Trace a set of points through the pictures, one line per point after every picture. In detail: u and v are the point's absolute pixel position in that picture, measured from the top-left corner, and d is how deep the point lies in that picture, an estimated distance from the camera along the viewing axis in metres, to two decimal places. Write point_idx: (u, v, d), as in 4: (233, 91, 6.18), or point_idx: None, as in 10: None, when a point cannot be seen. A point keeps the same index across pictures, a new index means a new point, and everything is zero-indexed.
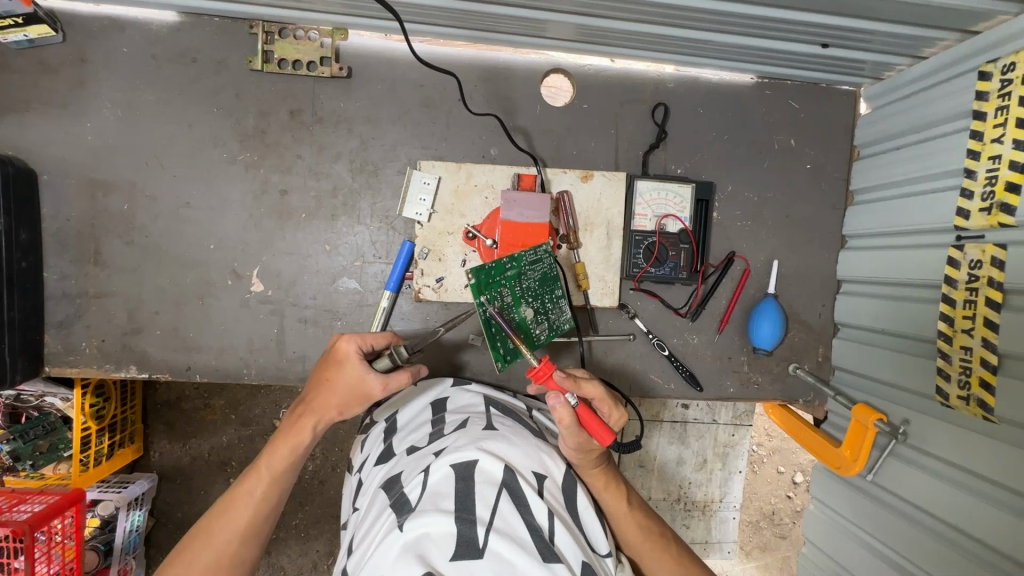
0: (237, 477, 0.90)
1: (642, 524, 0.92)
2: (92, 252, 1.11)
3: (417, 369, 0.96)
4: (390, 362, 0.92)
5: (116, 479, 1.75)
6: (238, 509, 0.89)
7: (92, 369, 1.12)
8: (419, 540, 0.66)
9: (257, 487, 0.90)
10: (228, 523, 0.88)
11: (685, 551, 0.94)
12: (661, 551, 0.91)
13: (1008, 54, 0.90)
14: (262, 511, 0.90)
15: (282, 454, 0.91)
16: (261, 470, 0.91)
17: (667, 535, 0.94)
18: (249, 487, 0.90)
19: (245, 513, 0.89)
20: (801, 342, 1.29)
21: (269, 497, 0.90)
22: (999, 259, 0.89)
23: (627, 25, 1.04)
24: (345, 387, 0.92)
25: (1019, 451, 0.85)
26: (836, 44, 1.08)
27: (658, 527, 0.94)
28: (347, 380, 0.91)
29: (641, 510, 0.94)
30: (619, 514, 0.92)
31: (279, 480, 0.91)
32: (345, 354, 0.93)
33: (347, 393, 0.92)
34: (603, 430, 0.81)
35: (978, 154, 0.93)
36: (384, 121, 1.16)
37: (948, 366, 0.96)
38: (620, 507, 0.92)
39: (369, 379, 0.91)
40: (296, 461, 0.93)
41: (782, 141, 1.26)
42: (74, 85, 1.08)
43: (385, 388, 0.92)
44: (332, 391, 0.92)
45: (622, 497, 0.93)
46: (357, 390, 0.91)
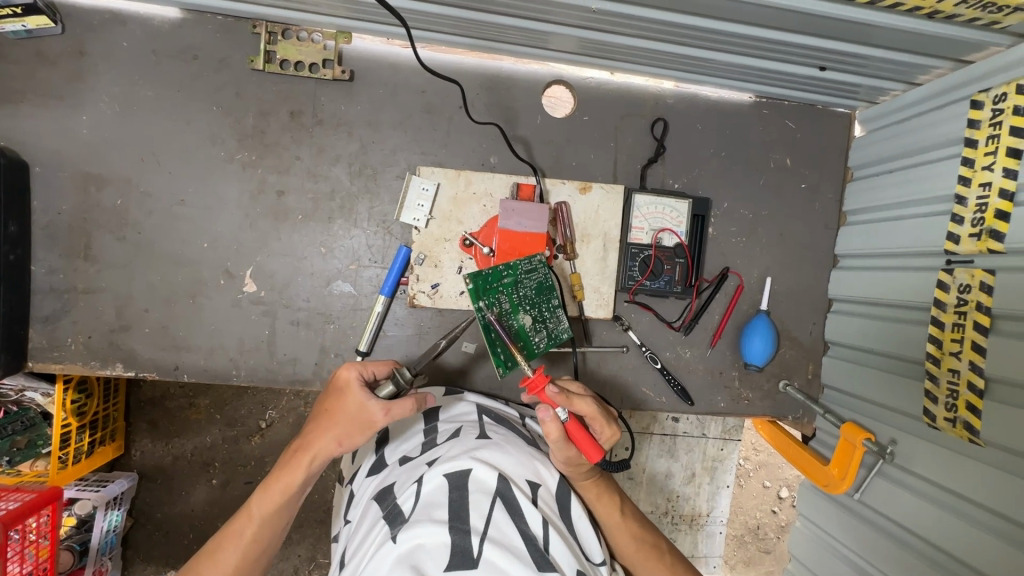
0: (227, 517, 0.84)
1: (637, 535, 0.92)
2: (82, 247, 1.09)
3: (422, 397, 0.91)
4: (393, 387, 0.89)
5: (94, 478, 1.71)
6: (226, 552, 0.82)
7: (77, 365, 1.10)
8: (412, 551, 0.65)
9: (246, 529, 0.83)
10: (215, 568, 0.81)
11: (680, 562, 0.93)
12: (655, 562, 0.91)
13: (999, 84, 0.92)
14: (252, 555, 0.83)
15: (276, 493, 0.85)
16: (251, 509, 0.84)
17: (662, 546, 0.93)
18: (238, 528, 0.84)
19: (232, 556, 0.82)
20: (792, 359, 1.30)
21: (259, 539, 0.84)
22: (987, 284, 0.91)
23: (630, 40, 1.05)
24: (346, 417, 0.87)
25: (1004, 475, 0.86)
26: (833, 67, 1.09)
27: (652, 538, 0.93)
28: (348, 409, 0.87)
29: (635, 519, 0.94)
30: (612, 525, 0.92)
31: (269, 521, 0.84)
32: (346, 381, 0.90)
33: (348, 424, 0.87)
34: (591, 448, 0.81)
35: (968, 181, 0.95)
36: (384, 126, 1.16)
37: (935, 388, 0.98)
38: (613, 517, 0.91)
39: (370, 406, 0.86)
40: (289, 501, 0.86)
41: (778, 160, 1.28)
42: (72, 78, 1.07)
43: (387, 415, 0.86)
44: (331, 422, 0.87)
45: (616, 507, 0.93)
46: (358, 419, 0.86)
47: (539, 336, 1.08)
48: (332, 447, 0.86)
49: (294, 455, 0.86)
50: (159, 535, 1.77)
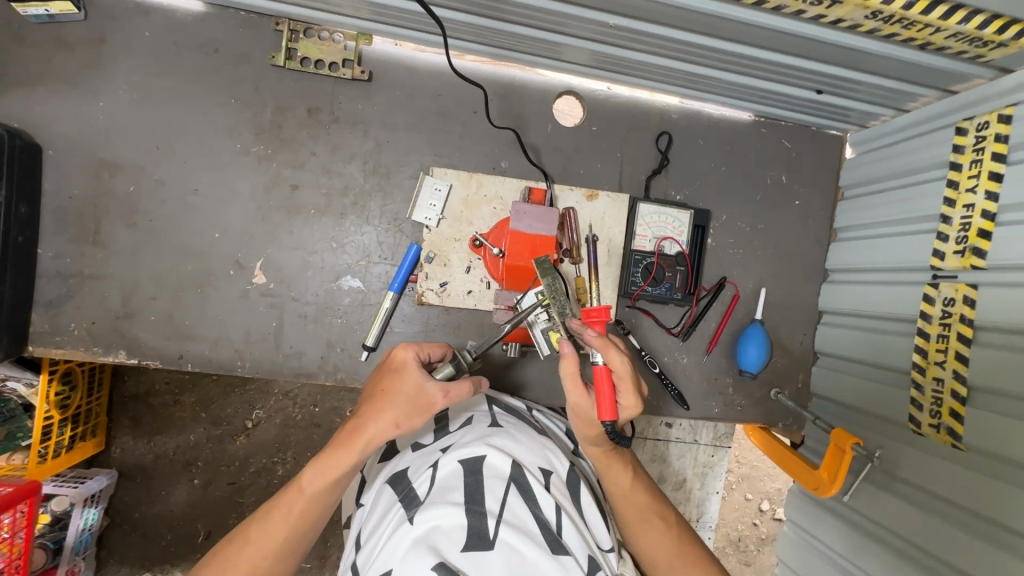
0: (279, 488, 0.85)
1: (644, 506, 0.96)
2: (91, 233, 1.09)
3: (478, 381, 0.90)
4: (451, 369, 0.90)
5: (72, 474, 1.67)
6: (277, 522, 0.83)
7: (78, 352, 1.09)
8: (429, 533, 0.67)
9: (297, 502, 0.83)
10: (267, 535, 0.82)
11: (686, 537, 0.95)
12: (660, 533, 0.94)
13: (982, 113, 0.99)
14: (302, 526, 0.84)
15: (328, 471, 0.83)
16: (303, 484, 0.83)
17: (669, 518, 0.96)
18: (289, 500, 0.84)
19: (284, 526, 0.83)
20: (783, 368, 1.35)
21: (309, 513, 0.84)
22: (970, 298, 0.97)
23: (641, 56, 1.10)
24: (402, 398, 0.85)
25: (984, 478, 0.91)
26: (830, 91, 1.16)
27: (660, 510, 0.97)
28: (404, 389, 0.86)
29: (641, 490, 0.97)
30: (622, 493, 0.96)
31: (321, 497, 0.84)
32: (403, 361, 0.89)
33: (403, 405, 0.85)
34: (608, 401, 0.84)
35: (953, 202, 1.01)
36: (399, 126, 1.18)
37: (920, 396, 1.03)
38: (623, 486, 0.95)
39: (428, 388, 0.85)
40: (340, 480, 0.84)
41: (774, 176, 1.34)
42: (91, 64, 1.08)
43: (446, 397, 0.85)
44: (386, 402, 0.85)
45: (627, 478, 0.96)
46: (415, 400, 0.85)
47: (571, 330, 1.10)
48: (389, 430, 0.84)
49: (347, 435, 0.85)
50: (136, 535, 1.74)
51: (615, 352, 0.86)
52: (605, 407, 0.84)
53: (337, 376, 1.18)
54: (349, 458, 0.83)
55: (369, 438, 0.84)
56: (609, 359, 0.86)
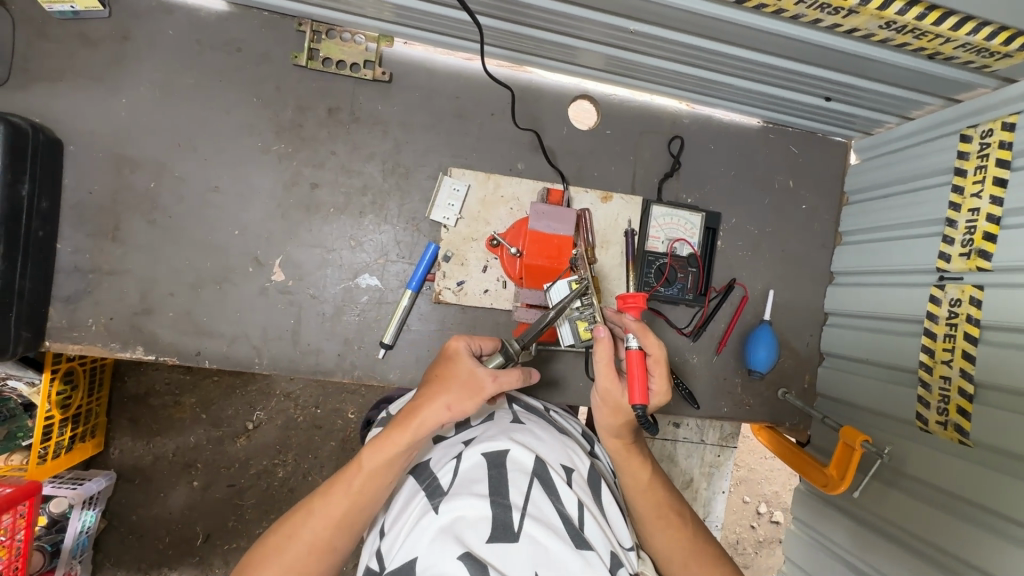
0: (338, 465, 0.84)
1: (660, 502, 0.96)
2: (111, 228, 1.09)
3: (528, 371, 0.95)
4: (502, 359, 0.94)
5: (70, 475, 1.65)
6: (335, 498, 0.81)
7: (95, 347, 1.09)
8: (454, 522, 0.68)
9: (354, 479, 0.82)
10: (325, 510, 0.81)
11: (701, 535, 0.96)
12: (675, 530, 0.94)
13: (986, 121, 1.03)
14: (358, 505, 0.82)
15: (385, 450, 0.82)
16: (361, 461, 0.82)
17: (685, 515, 0.97)
18: (347, 477, 0.82)
19: (342, 503, 0.81)
20: (790, 368, 1.38)
21: (365, 492, 0.82)
22: (976, 298, 1.00)
23: (656, 61, 1.13)
24: (458, 381, 0.87)
25: (992, 473, 0.93)
26: (838, 98, 1.19)
27: (676, 507, 0.97)
28: (459, 375, 0.87)
29: (659, 486, 0.97)
30: (638, 488, 0.96)
31: (377, 477, 0.82)
32: (455, 350, 0.92)
33: (459, 387, 0.86)
34: (637, 381, 0.88)
35: (959, 206, 1.05)
36: (418, 127, 1.20)
37: (928, 394, 1.06)
38: (640, 482, 0.95)
39: (481, 373, 0.87)
40: (397, 460, 0.82)
41: (781, 181, 1.38)
42: (115, 60, 1.08)
43: (496, 383, 0.87)
44: (443, 384, 0.87)
45: (646, 471, 0.97)
46: (469, 385, 0.86)
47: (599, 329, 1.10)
48: (442, 413, 0.83)
49: (403, 416, 0.84)
50: (133, 538, 1.72)
51: (652, 338, 0.91)
52: (637, 389, 0.88)
53: (353, 374, 1.18)
54: (404, 438, 0.82)
55: (423, 420, 0.82)
56: (644, 343, 0.92)
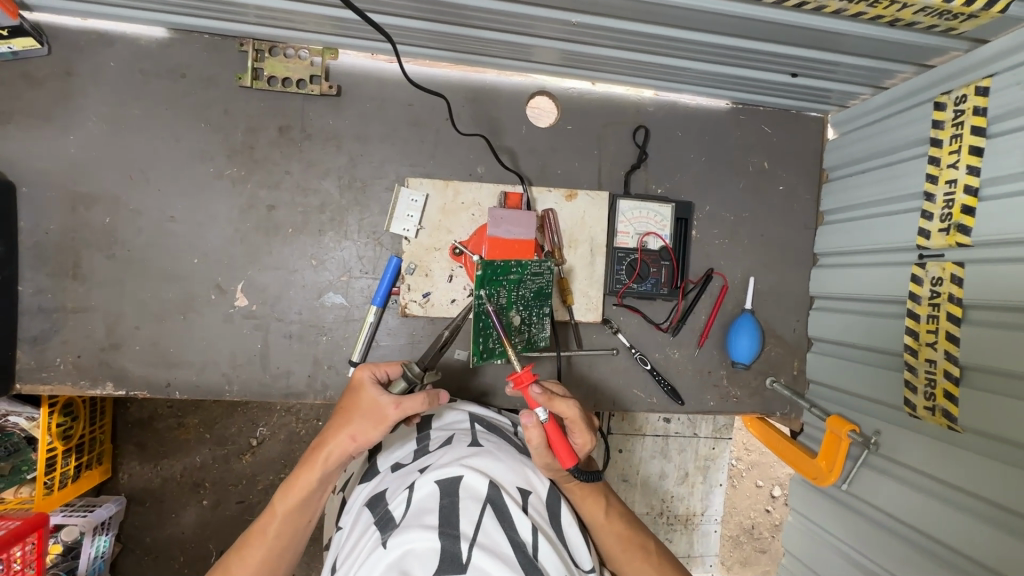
0: (254, 514, 0.87)
1: (620, 535, 0.92)
2: (72, 267, 1.09)
3: (434, 393, 0.90)
4: (405, 384, 0.91)
5: (81, 503, 1.65)
6: (254, 546, 0.85)
7: (66, 386, 1.10)
8: (402, 557, 0.66)
9: (269, 526, 0.85)
10: (244, 560, 0.84)
11: (668, 565, 0.93)
12: (638, 563, 0.90)
13: (959, 86, 0.97)
14: (278, 549, 0.86)
15: (295, 491, 0.86)
16: (274, 507, 0.86)
17: (649, 547, 0.93)
18: (262, 525, 0.86)
19: (259, 551, 0.85)
20: (777, 356, 1.33)
21: (283, 535, 0.86)
22: (958, 276, 0.95)
23: (608, 51, 1.09)
24: (361, 413, 0.87)
25: (982, 459, 0.89)
26: (805, 73, 1.14)
27: (639, 539, 0.93)
28: (361, 405, 0.88)
29: (621, 521, 0.94)
30: (593, 525, 0.93)
31: (292, 518, 0.86)
32: (359, 380, 0.91)
33: (361, 419, 0.86)
34: (564, 454, 0.81)
35: (936, 178, 0.99)
36: (372, 138, 1.17)
37: (914, 378, 1.01)
38: (594, 517, 0.92)
39: (383, 401, 0.86)
40: (310, 499, 0.86)
41: (756, 163, 1.32)
42: (60, 98, 1.07)
43: (399, 409, 0.85)
44: (346, 418, 0.87)
45: (601, 508, 0.93)
46: (371, 414, 0.86)
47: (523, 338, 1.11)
48: (347, 444, 0.85)
49: (312, 453, 0.88)
50: (149, 560, 1.72)
51: (560, 402, 0.86)
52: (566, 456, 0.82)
53: (326, 394, 1.17)
54: (312, 476, 0.85)
55: (329, 452, 0.86)
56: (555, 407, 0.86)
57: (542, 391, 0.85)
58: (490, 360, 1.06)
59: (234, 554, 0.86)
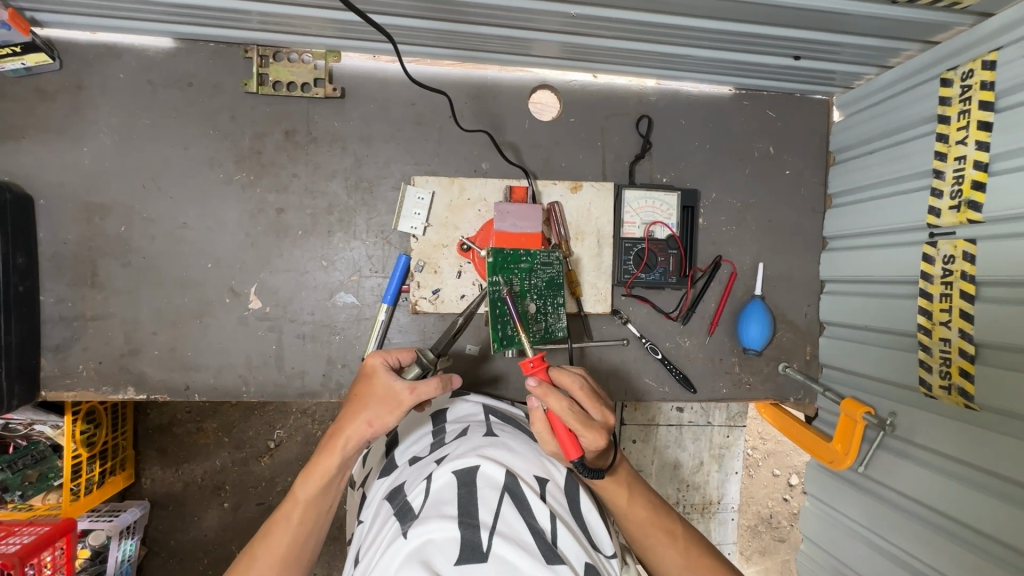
0: (276, 502, 0.88)
1: (646, 522, 0.91)
2: (90, 275, 1.12)
3: (447, 377, 0.91)
4: (420, 369, 0.92)
5: (106, 508, 1.69)
6: (277, 534, 0.86)
7: (88, 392, 1.13)
8: (422, 546, 0.67)
9: (293, 512, 0.87)
10: (269, 548, 0.85)
11: (696, 545, 0.92)
12: (667, 548, 0.91)
13: (966, 62, 0.96)
14: (301, 536, 0.87)
15: (315, 477, 0.87)
16: (296, 493, 0.88)
17: (675, 530, 0.93)
18: (285, 511, 0.88)
19: (284, 538, 0.86)
20: (789, 342, 1.33)
21: (306, 522, 0.87)
22: (970, 253, 0.94)
23: (609, 41, 1.09)
24: (375, 398, 0.89)
25: (1001, 437, 0.88)
26: (807, 56, 1.13)
27: (665, 522, 0.93)
28: (376, 391, 0.89)
29: (646, 506, 0.93)
30: (619, 513, 0.92)
31: (316, 503, 0.88)
32: (372, 367, 0.92)
33: (376, 404, 0.88)
34: (568, 445, 0.80)
35: (945, 155, 0.98)
36: (377, 139, 1.19)
37: (929, 358, 1.01)
38: (621, 507, 0.91)
39: (397, 386, 0.88)
40: (330, 484, 0.88)
41: (761, 149, 1.32)
42: (71, 111, 1.10)
43: (413, 393, 0.87)
44: (361, 404, 0.89)
45: (624, 495, 0.92)
46: (386, 399, 0.88)
47: (540, 327, 1.10)
48: (364, 429, 0.87)
49: (329, 439, 0.89)
50: (174, 562, 1.76)
51: (556, 399, 0.81)
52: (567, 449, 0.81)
53: (340, 393, 1.18)
54: (332, 461, 0.87)
55: (347, 438, 0.87)
56: (552, 405, 0.81)
57: (537, 384, 0.81)
58: (509, 348, 1.05)
59: (256, 543, 0.87)
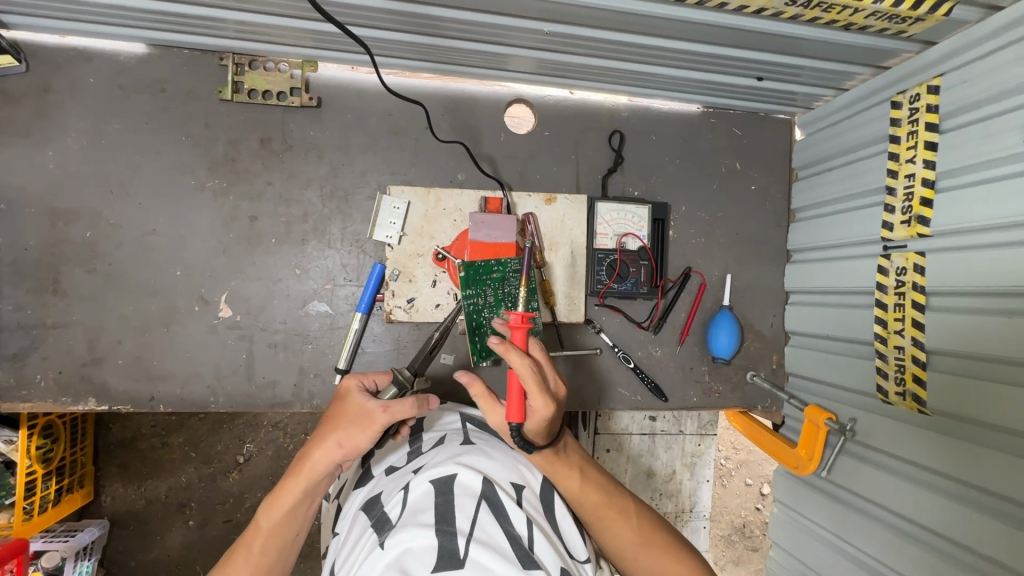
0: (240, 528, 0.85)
1: (597, 505, 0.87)
2: (51, 282, 1.09)
3: (423, 398, 0.89)
4: (395, 390, 0.92)
5: (62, 528, 1.61)
6: (238, 562, 0.82)
7: (47, 403, 1.09)
8: (400, 556, 0.66)
9: (255, 539, 0.83)
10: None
11: (649, 523, 0.88)
12: (619, 528, 0.86)
13: (913, 86, 1.02)
14: (263, 564, 0.83)
15: (280, 502, 0.83)
16: (259, 519, 0.84)
17: (628, 508, 0.89)
18: (249, 538, 0.84)
19: (244, 566, 0.82)
20: (756, 351, 1.37)
21: (267, 551, 0.83)
22: (920, 265, 0.99)
23: (583, 58, 1.12)
24: (347, 418, 0.85)
25: (950, 440, 0.92)
26: (770, 77, 1.18)
27: (617, 503, 0.89)
28: (348, 412, 0.86)
29: (597, 487, 0.89)
30: (571, 497, 0.88)
31: (279, 532, 0.83)
32: (347, 388, 0.90)
33: (347, 424, 0.85)
34: (513, 406, 0.78)
35: (896, 173, 1.03)
36: (353, 148, 1.19)
37: (885, 365, 1.05)
38: (571, 493, 0.87)
39: (369, 406, 0.85)
40: (295, 511, 0.84)
41: (729, 164, 1.37)
42: (37, 114, 1.08)
43: (387, 412, 0.84)
44: (333, 425, 0.86)
45: (574, 475, 0.88)
46: (358, 420, 0.84)
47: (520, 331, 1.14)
48: (332, 452, 0.83)
49: (298, 462, 0.85)
50: None
51: (515, 355, 0.78)
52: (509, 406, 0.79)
53: (312, 403, 1.17)
54: (297, 485, 0.83)
55: (315, 461, 0.83)
56: (513, 363, 0.78)
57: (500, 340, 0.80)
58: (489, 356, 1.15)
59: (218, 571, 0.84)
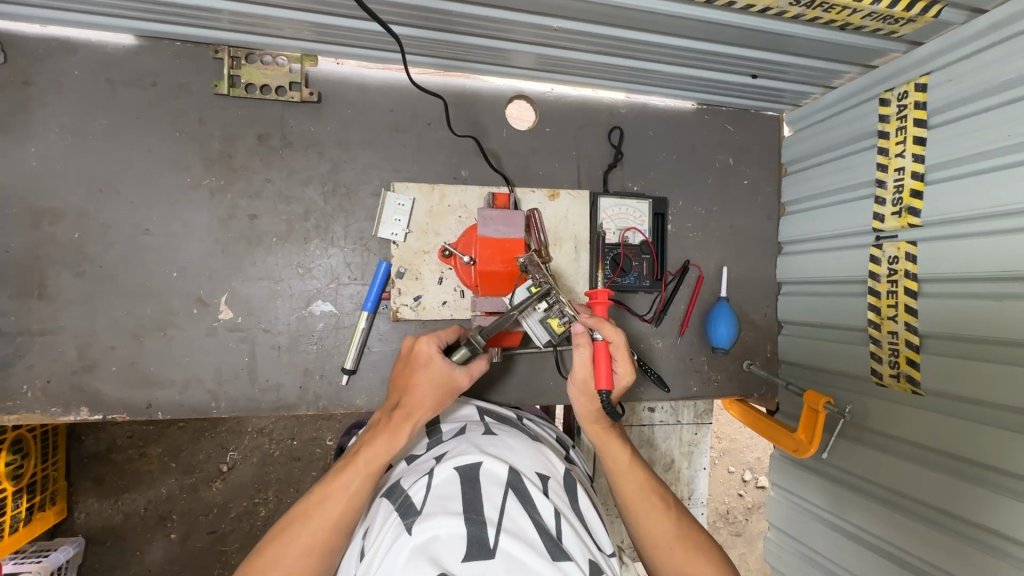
0: (332, 473, 0.84)
1: (640, 487, 0.95)
2: (36, 286, 1.03)
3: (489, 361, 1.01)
4: (467, 351, 0.96)
5: (33, 548, 1.52)
6: (333, 505, 0.82)
7: (34, 415, 1.03)
8: (428, 542, 0.66)
9: (353, 484, 0.83)
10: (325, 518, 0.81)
11: (686, 520, 0.93)
12: (657, 515, 0.92)
13: (901, 84, 1.07)
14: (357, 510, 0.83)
15: (384, 452, 0.85)
16: (358, 466, 0.84)
17: (669, 501, 0.95)
18: (344, 483, 0.83)
19: (340, 509, 0.82)
20: (751, 340, 1.41)
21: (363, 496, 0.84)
22: (912, 254, 1.04)
23: (583, 55, 1.13)
24: (441, 383, 0.92)
25: (940, 418, 0.98)
26: (763, 75, 1.23)
27: (659, 491, 0.96)
28: (438, 377, 0.92)
29: (643, 471, 0.98)
30: (618, 472, 0.97)
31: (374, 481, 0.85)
32: (428, 352, 0.94)
33: (442, 388, 0.92)
34: (604, 372, 0.91)
35: (886, 167, 1.09)
36: (354, 145, 1.17)
37: (879, 349, 1.11)
38: (619, 466, 0.97)
39: (458, 374, 0.94)
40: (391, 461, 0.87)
41: (722, 160, 1.40)
42: (16, 108, 1.01)
43: (471, 380, 0.96)
44: (427, 389, 0.91)
45: (625, 452, 0.98)
46: (449, 386, 0.93)
47: (560, 310, 0.98)
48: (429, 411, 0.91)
49: (394, 421, 0.89)
50: None
51: (608, 326, 0.94)
52: (604, 374, 0.92)
53: (318, 405, 1.15)
54: (401, 439, 0.87)
55: (415, 420, 0.89)
56: (607, 333, 0.93)
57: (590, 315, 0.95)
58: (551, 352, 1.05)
59: (304, 514, 0.81)
